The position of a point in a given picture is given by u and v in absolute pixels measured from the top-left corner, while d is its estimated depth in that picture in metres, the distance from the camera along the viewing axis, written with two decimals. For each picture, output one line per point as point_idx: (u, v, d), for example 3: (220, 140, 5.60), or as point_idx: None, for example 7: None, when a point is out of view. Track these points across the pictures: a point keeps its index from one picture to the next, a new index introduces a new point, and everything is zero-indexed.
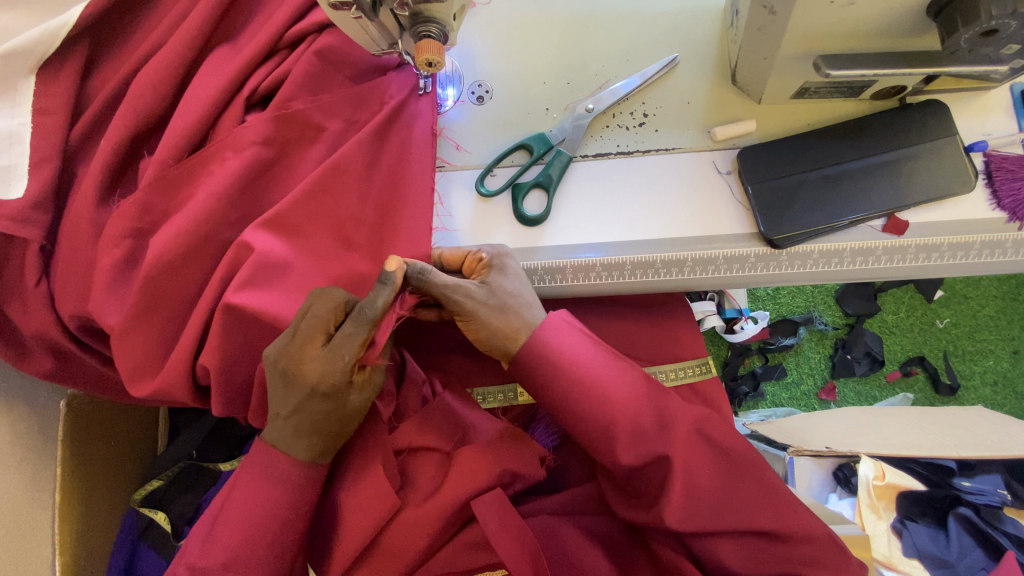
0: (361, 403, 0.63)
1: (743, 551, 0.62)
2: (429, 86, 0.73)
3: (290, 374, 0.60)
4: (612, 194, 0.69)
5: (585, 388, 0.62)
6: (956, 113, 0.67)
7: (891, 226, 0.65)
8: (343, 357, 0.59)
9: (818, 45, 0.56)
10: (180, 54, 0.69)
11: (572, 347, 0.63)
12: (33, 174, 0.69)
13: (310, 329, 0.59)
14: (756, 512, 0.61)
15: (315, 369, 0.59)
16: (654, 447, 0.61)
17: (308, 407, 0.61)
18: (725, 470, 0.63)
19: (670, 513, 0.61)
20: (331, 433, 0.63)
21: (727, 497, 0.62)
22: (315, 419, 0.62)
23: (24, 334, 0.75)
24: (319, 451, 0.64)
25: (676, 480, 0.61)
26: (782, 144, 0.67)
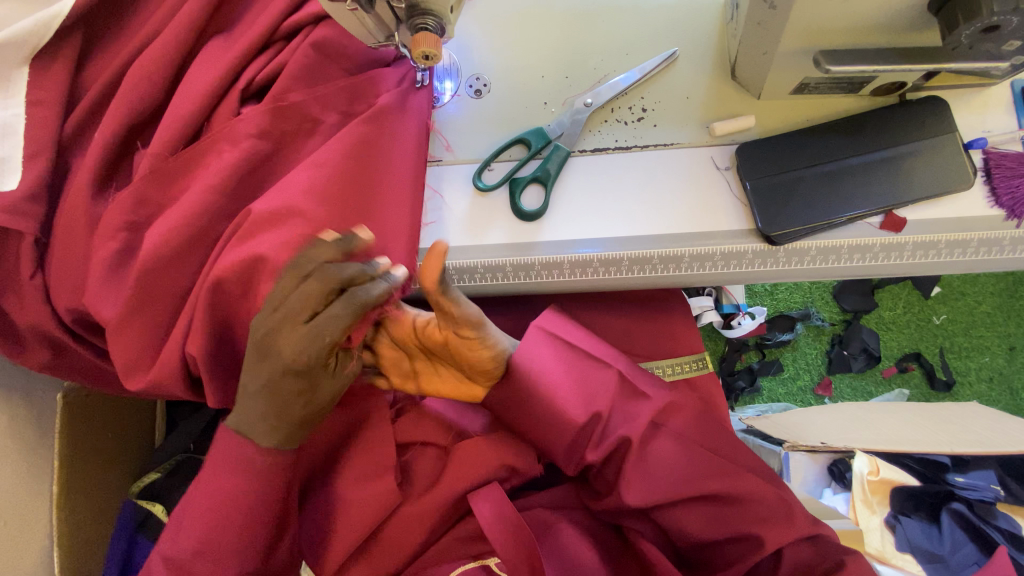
0: (333, 389, 0.63)
1: (700, 517, 0.65)
2: (427, 79, 0.72)
3: (268, 348, 0.60)
4: (610, 189, 0.69)
5: (548, 390, 0.67)
6: (956, 110, 0.66)
7: (889, 224, 0.65)
8: (323, 337, 0.58)
9: (818, 40, 0.56)
10: (176, 45, 0.69)
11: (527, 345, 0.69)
12: (27, 165, 0.68)
13: (295, 306, 0.58)
14: (705, 479, 0.65)
15: (293, 348, 0.59)
16: (610, 435, 0.67)
17: (281, 386, 0.60)
18: (683, 449, 0.67)
19: (629, 493, 0.65)
20: (299, 417, 0.62)
21: (683, 471, 0.66)
22: (287, 400, 0.61)
23: (20, 327, 0.75)
24: (283, 438, 0.63)
25: (632, 461, 0.66)
26: (781, 140, 0.67)
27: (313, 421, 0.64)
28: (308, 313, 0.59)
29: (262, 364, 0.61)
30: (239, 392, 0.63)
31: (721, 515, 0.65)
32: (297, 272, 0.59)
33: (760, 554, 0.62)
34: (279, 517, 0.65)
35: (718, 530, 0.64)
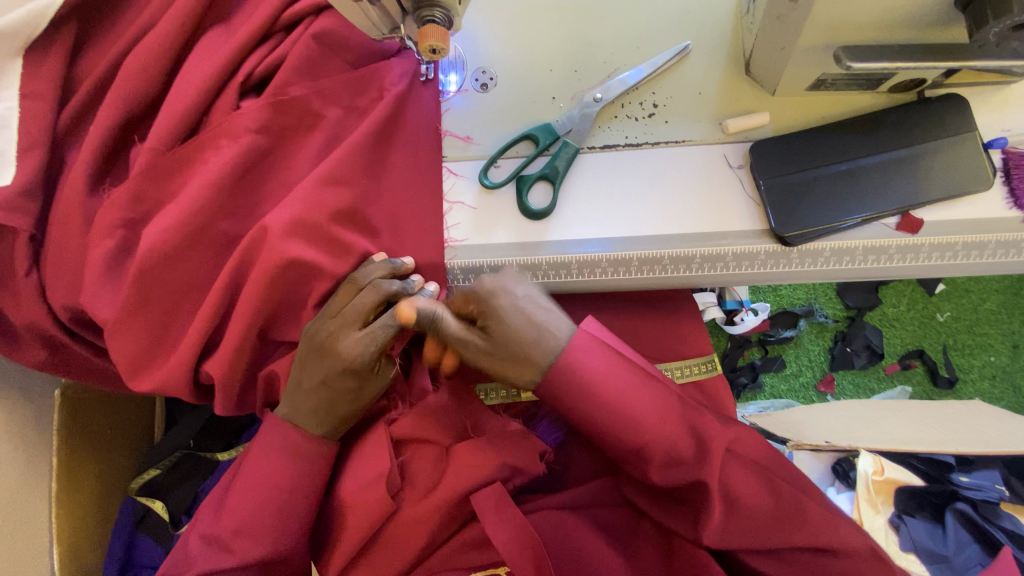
0: (378, 392, 0.66)
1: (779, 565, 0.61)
2: (432, 73, 0.71)
3: (325, 349, 0.62)
4: (619, 188, 0.67)
5: (608, 420, 0.61)
6: (974, 108, 0.65)
7: (905, 225, 0.63)
8: (378, 342, 0.62)
9: (839, 36, 0.54)
10: (173, 36, 0.67)
11: (599, 369, 0.60)
12: (21, 160, 0.66)
13: (351, 312, 0.61)
14: (793, 532, 0.60)
15: (348, 350, 0.61)
16: (682, 470, 0.61)
17: (333, 385, 0.63)
18: (767, 485, 0.61)
19: (707, 533, 0.61)
20: (346, 415, 0.65)
21: (768, 513, 0.60)
22: (336, 399, 0.64)
23: (16, 325, 0.73)
24: (331, 429, 0.66)
25: (712, 499, 0.60)
26: (795, 138, 0.65)
27: (357, 420, 0.67)
28: (362, 319, 0.62)
29: (313, 363, 0.63)
30: (291, 388, 0.66)
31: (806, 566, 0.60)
32: (357, 281, 0.63)
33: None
34: (282, 520, 0.64)
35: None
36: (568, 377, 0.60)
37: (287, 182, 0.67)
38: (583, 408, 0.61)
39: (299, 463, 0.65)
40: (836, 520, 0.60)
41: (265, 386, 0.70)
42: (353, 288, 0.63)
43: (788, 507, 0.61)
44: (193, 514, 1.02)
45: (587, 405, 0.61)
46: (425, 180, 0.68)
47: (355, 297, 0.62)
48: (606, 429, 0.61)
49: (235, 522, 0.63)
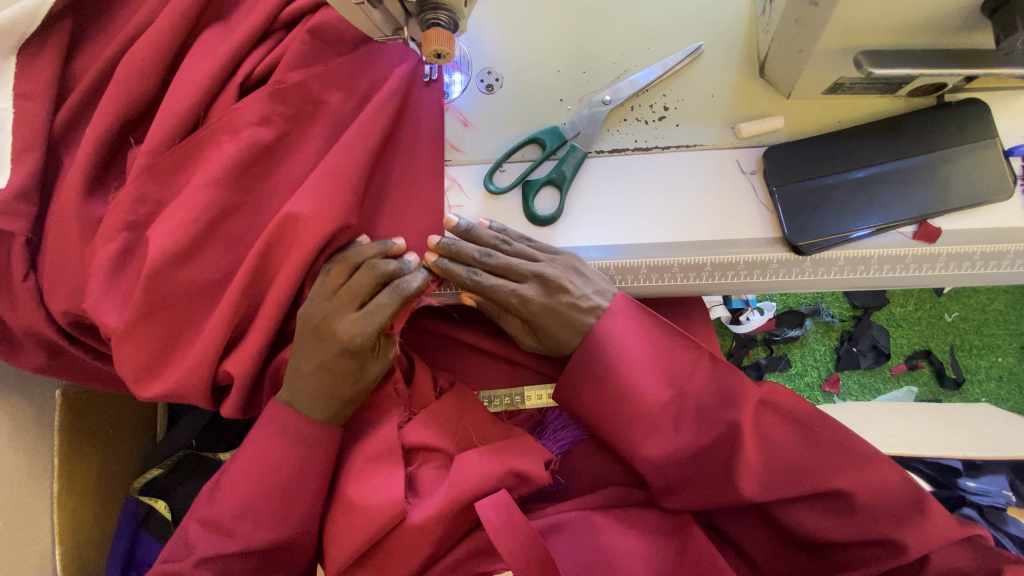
0: (378, 373, 0.64)
1: (817, 513, 0.62)
2: (435, 73, 0.69)
3: (323, 331, 0.61)
4: (627, 192, 0.65)
5: (639, 381, 0.63)
6: (997, 114, 0.62)
7: (923, 234, 0.61)
8: (375, 322, 0.60)
9: (859, 40, 0.52)
10: (169, 36, 0.65)
11: (624, 332, 0.63)
12: (15, 163, 0.65)
13: (347, 293, 0.60)
14: (825, 474, 0.60)
15: (345, 331, 0.60)
16: (717, 420, 0.62)
17: (333, 367, 0.62)
18: (803, 439, 0.62)
19: (748, 482, 0.61)
20: (348, 398, 0.64)
21: (804, 464, 0.61)
22: (335, 381, 0.62)
23: (14, 329, 0.72)
24: (332, 414, 0.64)
25: (746, 455, 0.61)
26: (810, 144, 0.63)
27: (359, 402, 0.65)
28: (359, 299, 0.61)
29: (310, 347, 0.62)
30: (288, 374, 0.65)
31: (842, 511, 0.61)
32: (349, 260, 0.61)
33: (899, 562, 0.58)
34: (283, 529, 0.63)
35: (838, 534, 0.61)
36: (594, 343, 0.63)
37: (286, 185, 0.65)
38: (609, 373, 0.63)
39: (298, 473, 0.64)
40: (872, 456, 0.60)
41: (268, 391, 0.70)
42: (345, 270, 0.61)
43: (824, 459, 0.61)
44: None
45: (621, 367, 0.63)
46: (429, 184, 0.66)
47: (349, 278, 0.61)
48: (635, 394, 0.62)
49: (230, 532, 0.62)
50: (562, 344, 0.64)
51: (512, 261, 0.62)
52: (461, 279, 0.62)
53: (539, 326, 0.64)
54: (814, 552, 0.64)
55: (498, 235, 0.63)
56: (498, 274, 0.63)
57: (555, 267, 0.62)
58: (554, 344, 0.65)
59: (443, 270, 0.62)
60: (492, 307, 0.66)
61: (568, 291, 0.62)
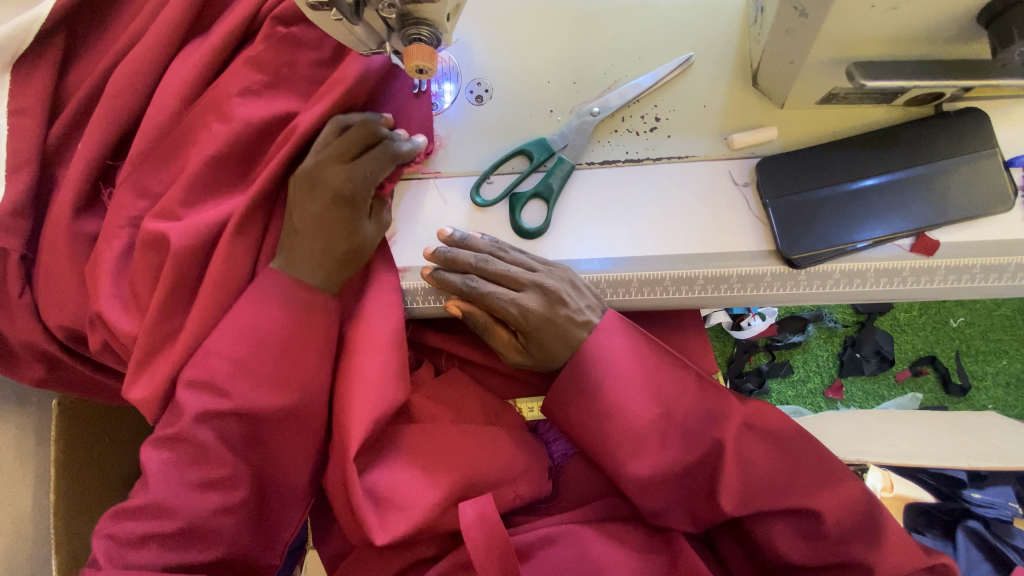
0: (374, 234, 0.62)
1: (802, 532, 0.61)
2: (424, 85, 0.66)
3: (316, 183, 0.60)
4: (617, 203, 0.64)
5: (623, 394, 0.62)
6: (996, 122, 0.61)
7: (920, 246, 0.60)
8: (368, 178, 0.59)
9: (851, 51, 0.51)
10: (158, 49, 0.65)
11: (614, 348, 0.62)
12: (7, 180, 0.65)
13: (339, 146, 0.59)
14: (804, 493, 0.60)
15: (337, 183, 0.59)
16: (699, 439, 0.62)
17: (327, 222, 0.60)
18: (783, 458, 0.62)
19: (726, 500, 0.60)
20: (343, 261, 0.61)
21: (784, 482, 0.61)
22: (329, 237, 0.60)
23: (13, 343, 0.72)
24: (325, 278, 0.62)
25: (726, 473, 0.60)
26: (804, 155, 0.62)
27: (354, 270, 0.63)
28: (351, 153, 0.59)
29: (301, 306, 0.61)
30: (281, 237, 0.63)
31: (826, 534, 0.60)
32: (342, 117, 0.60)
33: None
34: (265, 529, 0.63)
35: (822, 556, 0.60)
36: (580, 357, 0.62)
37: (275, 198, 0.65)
38: (596, 387, 0.62)
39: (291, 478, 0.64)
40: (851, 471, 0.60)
41: None
42: (337, 128, 0.60)
43: (800, 477, 0.61)
44: None
45: (606, 384, 0.62)
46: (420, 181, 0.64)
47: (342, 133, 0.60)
48: (622, 409, 0.62)
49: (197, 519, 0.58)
50: (552, 356, 0.63)
51: (512, 271, 0.61)
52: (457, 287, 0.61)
53: (528, 336, 0.62)
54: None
55: (493, 245, 0.62)
56: (496, 281, 0.61)
57: (552, 279, 0.61)
58: (541, 355, 0.63)
59: (438, 279, 0.62)
60: (482, 321, 0.64)
61: (566, 304, 0.60)
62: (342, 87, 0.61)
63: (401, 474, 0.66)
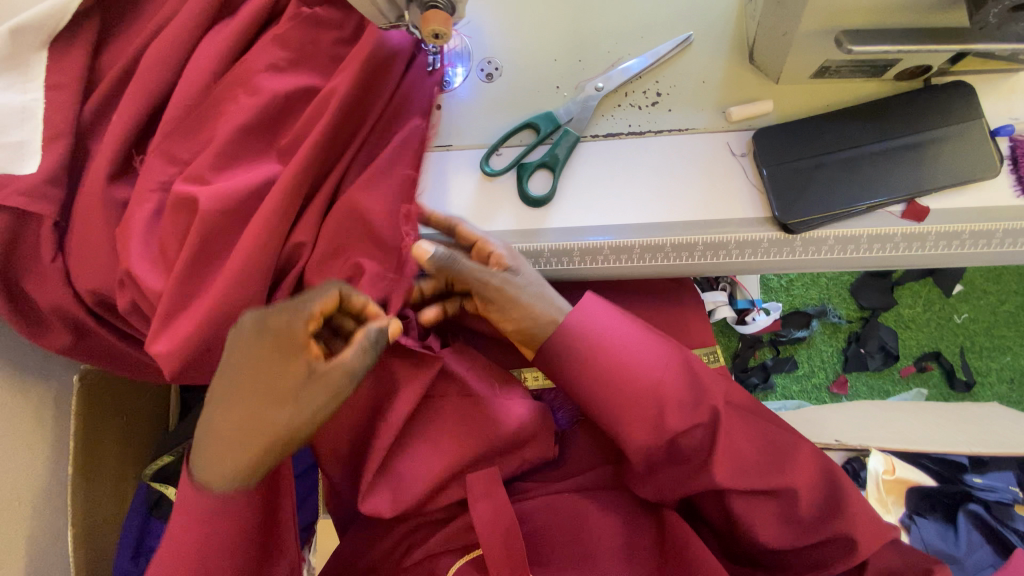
0: (322, 401, 0.51)
1: (776, 513, 0.65)
2: (438, 63, 0.71)
3: (229, 380, 0.49)
4: (620, 173, 0.67)
5: (623, 359, 0.64)
6: (982, 96, 0.64)
7: (911, 212, 0.63)
8: (292, 342, 0.50)
9: (839, 20, 0.54)
10: (190, 30, 0.70)
11: (613, 327, 0.65)
12: (47, 149, 0.69)
13: (241, 337, 0.49)
14: (787, 473, 0.64)
15: (259, 365, 0.49)
16: (696, 416, 0.64)
17: (256, 413, 0.49)
18: (766, 439, 0.66)
19: (719, 472, 0.63)
20: (266, 439, 0.50)
21: (767, 459, 0.65)
22: (261, 423, 0.49)
23: (42, 308, 0.76)
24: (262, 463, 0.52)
25: (723, 447, 0.63)
26: (798, 125, 0.65)
27: (283, 452, 0.52)
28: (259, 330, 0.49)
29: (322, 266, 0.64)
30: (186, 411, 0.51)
31: (801, 517, 0.65)
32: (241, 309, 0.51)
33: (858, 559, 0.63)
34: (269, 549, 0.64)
35: (798, 538, 0.65)
36: (582, 334, 0.65)
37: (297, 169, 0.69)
38: (596, 366, 0.64)
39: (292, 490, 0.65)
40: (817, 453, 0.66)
41: None
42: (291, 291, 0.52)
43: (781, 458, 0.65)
44: None
45: (603, 352, 0.64)
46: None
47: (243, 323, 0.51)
48: (621, 371, 0.63)
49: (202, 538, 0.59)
50: (539, 302, 0.65)
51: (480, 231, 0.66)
52: (432, 259, 0.60)
53: (513, 285, 0.64)
54: (772, 554, 0.68)
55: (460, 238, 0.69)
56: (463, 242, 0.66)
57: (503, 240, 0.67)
58: (529, 302, 0.65)
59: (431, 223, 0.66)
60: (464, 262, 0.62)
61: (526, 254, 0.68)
62: (360, 58, 0.64)
63: (417, 442, 0.71)
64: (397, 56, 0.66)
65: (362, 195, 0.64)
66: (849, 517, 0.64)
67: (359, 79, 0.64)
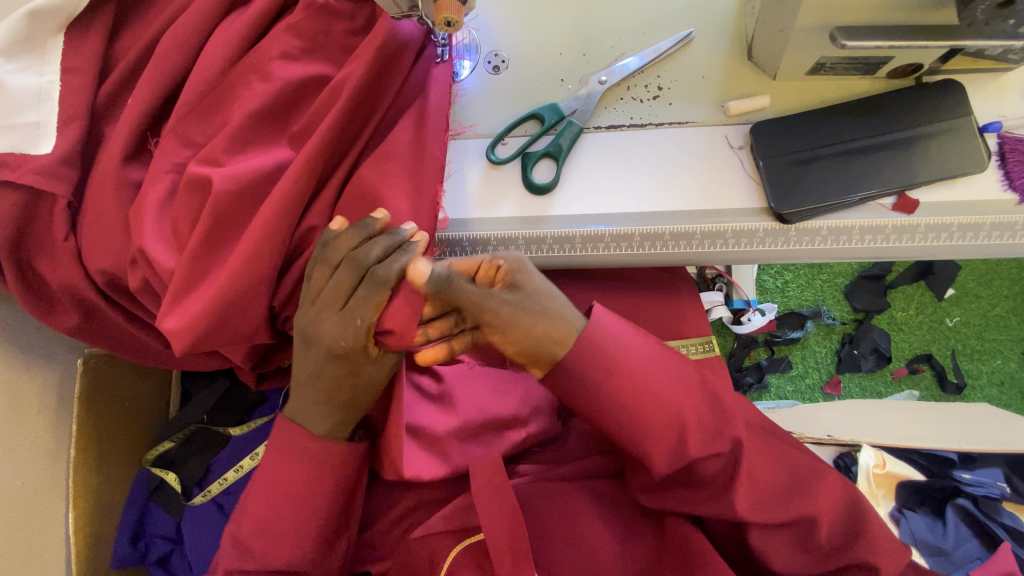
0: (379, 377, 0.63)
1: (790, 542, 0.65)
2: (447, 54, 0.73)
3: (309, 337, 0.61)
4: (624, 166, 0.69)
5: (648, 384, 0.60)
6: (971, 95, 0.67)
7: (902, 205, 0.65)
8: (355, 321, 0.59)
9: (835, 16, 0.57)
10: (205, 19, 0.72)
11: (637, 351, 0.61)
12: (61, 131, 0.71)
13: (330, 291, 0.60)
14: (804, 501, 0.64)
15: (330, 334, 0.60)
16: (720, 446, 0.62)
17: (326, 376, 0.62)
18: (781, 467, 0.66)
19: (740, 501, 0.63)
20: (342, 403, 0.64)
21: (781, 486, 0.65)
22: (333, 389, 0.63)
23: (52, 288, 0.77)
24: (335, 427, 0.66)
25: (743, 474, 0.63)
26: (794, 118, 0.68)
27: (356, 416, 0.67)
28: (340, 297, 0.60)
29: None
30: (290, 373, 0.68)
31: (816, 541, 0.65)
32: (328, 261, 0.60)
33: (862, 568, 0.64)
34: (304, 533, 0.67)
35: (810, 562, 0.65)
36: (601, 360, 0.60)
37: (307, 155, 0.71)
38: (617, 393, 0.60)
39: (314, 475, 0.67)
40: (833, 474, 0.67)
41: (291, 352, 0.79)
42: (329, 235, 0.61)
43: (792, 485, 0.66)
44: (205, 486, 1.05)
45: (624, 380, 0.60)
46: (441, 137, 0.69)
47: (331, 274, 0.60)
48: (645, 396, 0.60)
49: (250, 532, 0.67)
50: (546, 321, 0.59)
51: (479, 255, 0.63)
52: (428, 279, 0.59)
53: (511, 304, 0.59)
54: None
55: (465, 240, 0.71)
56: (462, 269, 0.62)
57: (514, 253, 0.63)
58: (530, 320, 0.59)
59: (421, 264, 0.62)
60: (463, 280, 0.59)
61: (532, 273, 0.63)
62: (372, 46, 0.66)
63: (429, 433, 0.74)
64: (408, 46, 0.69)
65: (370, 179, 0.66)
66: (866, 543, 0.64)
67: (371, 67, 0.65)
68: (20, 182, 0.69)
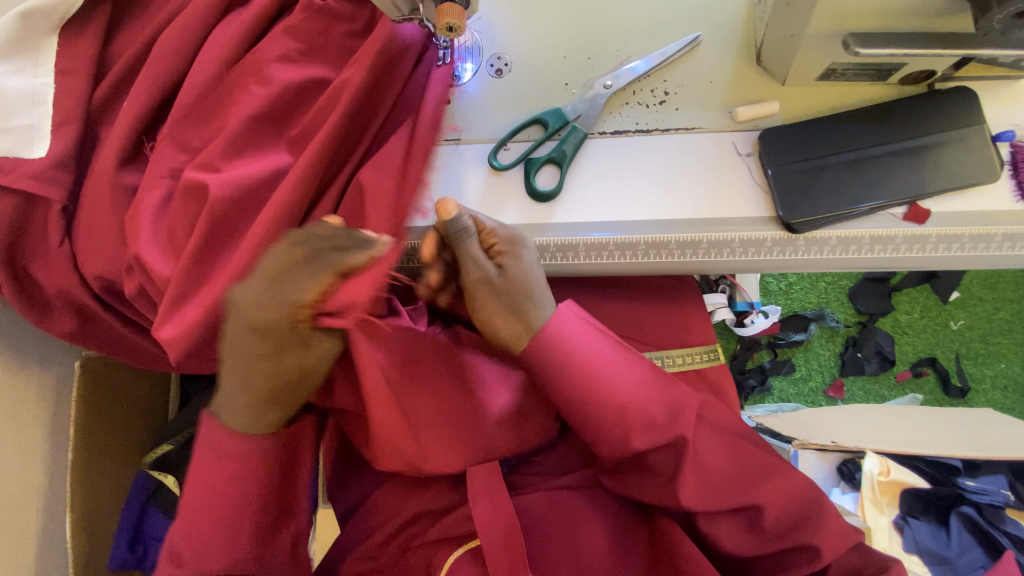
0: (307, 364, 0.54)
1: (740, 527, 0.65)
2: (448, 57, 0.72)
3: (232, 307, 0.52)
4: (628, 172, 0.68)
5: (593, 372, 0.62)
6: (984, 102, 0.65)
7: (912, 214, 0.64)
8: (286, 297, 0.50)
9: (848, 22, 0.56)
10: (203, 20, 0.70)
11: (585, 344, 0.63)
12: (55, 134, 0.70)
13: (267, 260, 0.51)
14: (752, 489, 0.64)
15: (249, 307, 0.50)
16: (662, 436, 0.62)
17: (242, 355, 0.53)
18: (734, 457, 0.66)
19: (686, 493, 0.63)
20: (258, 390, 0.55)
21: (734, 476, 0.65)
22: (249, 372, 0.54)
23: (48, 293, 0.76)
24: (250, 416, 0.57)
25: (686, 463, 0.63)
26: (803, 126, 0.66)
27: (274, 408, 0.57)
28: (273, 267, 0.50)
29: None
30: None
31: (764, 527, 0.64)
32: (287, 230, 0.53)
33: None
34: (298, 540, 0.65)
35: (761, 547, 0.64)
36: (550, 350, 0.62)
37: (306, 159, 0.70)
38: (564, 380, 0.62)
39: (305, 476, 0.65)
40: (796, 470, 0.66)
41: None
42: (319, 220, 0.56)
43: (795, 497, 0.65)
44: None
45: (569, 368, 0.62)
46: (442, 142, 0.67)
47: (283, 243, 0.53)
48: (590, 385, 0.62)
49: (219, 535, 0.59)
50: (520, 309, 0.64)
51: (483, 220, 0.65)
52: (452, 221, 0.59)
53: (499, 283, 0.63)
54: None
55: None
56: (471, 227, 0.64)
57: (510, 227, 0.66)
58: (500, 307, 0.64)
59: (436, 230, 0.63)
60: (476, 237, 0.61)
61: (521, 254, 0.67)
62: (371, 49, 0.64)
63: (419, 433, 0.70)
64: (408, 50, 0.67)
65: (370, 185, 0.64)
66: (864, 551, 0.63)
67: (371, 71, 0.64)
68: (14, 186, 0.67)
